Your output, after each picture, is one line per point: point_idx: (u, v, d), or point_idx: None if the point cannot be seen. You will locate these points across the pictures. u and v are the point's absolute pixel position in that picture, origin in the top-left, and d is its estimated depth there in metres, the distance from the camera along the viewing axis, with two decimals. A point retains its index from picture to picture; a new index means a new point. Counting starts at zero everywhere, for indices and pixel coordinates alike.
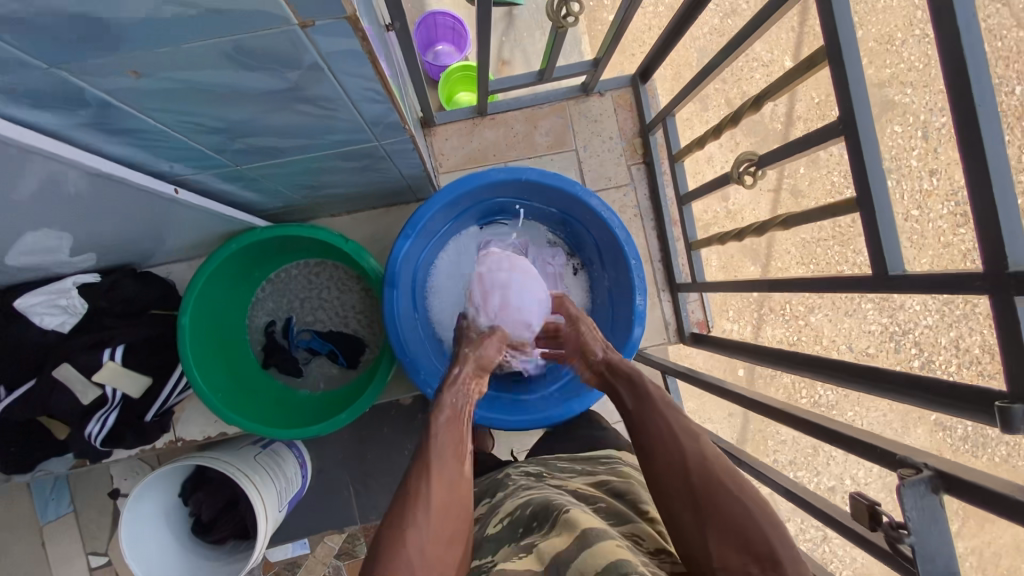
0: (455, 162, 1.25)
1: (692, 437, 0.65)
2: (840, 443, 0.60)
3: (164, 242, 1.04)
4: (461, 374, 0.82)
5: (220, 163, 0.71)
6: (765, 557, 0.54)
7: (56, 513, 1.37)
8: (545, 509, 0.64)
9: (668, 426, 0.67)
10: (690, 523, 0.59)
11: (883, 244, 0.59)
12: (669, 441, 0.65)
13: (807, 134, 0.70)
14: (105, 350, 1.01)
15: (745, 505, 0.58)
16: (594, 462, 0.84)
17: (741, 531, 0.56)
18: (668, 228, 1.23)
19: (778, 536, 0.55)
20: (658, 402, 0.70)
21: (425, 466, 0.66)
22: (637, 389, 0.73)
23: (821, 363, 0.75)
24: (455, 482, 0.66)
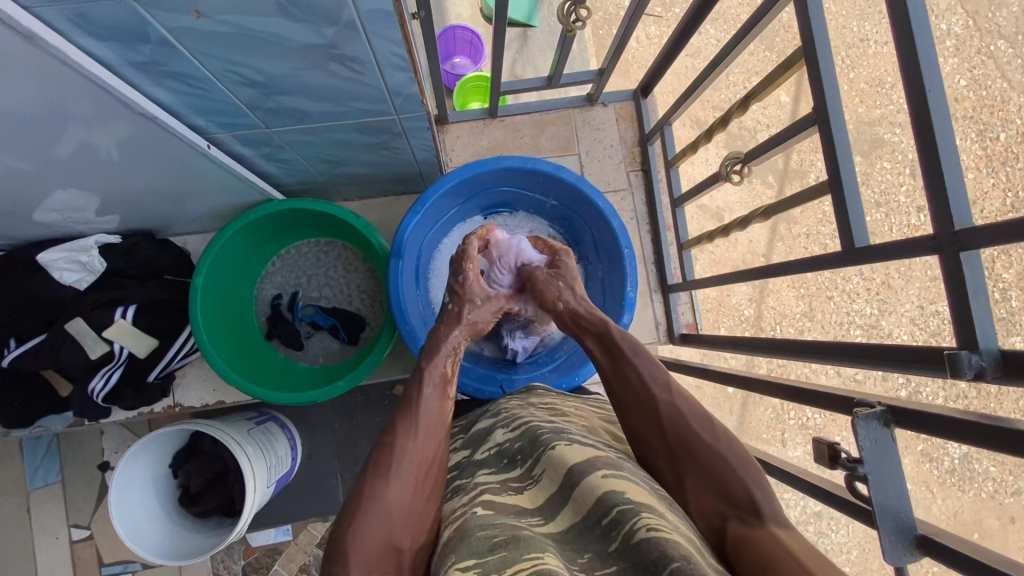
0: (464, 157, 1.33)
1: (666, 393, 0.71)
2: (809, 402, 0.65)
3: (185, 210, 1.10)
4: (456, 339, 0.86)
5: (252, 123, 0.79)
6: (739, 501, 0.59)
7: (44, 480, 1.38)
8: (533, 443, 0.67)
9: (638, 373, 0.74)
10: (668, 478, 0.65)
11: (850, 219, 0.67)
12: (644, 401, 0.70)
13: (787, 127, 0.78)
14: (117, 308, 1.06)
15: (720, 456, 0.63)
16: (587, 401, 0.90)
17: (718, 480, 0.61)
18: (663, 232, 1.30)
19: (753, 482, 0.60)
20: (628, 353, 0.78)
21: (412, 424, 0.71)
22: (613, 352, 0.79)
23: (797, 343, 0.80)
24: (437, 440, 0.71)
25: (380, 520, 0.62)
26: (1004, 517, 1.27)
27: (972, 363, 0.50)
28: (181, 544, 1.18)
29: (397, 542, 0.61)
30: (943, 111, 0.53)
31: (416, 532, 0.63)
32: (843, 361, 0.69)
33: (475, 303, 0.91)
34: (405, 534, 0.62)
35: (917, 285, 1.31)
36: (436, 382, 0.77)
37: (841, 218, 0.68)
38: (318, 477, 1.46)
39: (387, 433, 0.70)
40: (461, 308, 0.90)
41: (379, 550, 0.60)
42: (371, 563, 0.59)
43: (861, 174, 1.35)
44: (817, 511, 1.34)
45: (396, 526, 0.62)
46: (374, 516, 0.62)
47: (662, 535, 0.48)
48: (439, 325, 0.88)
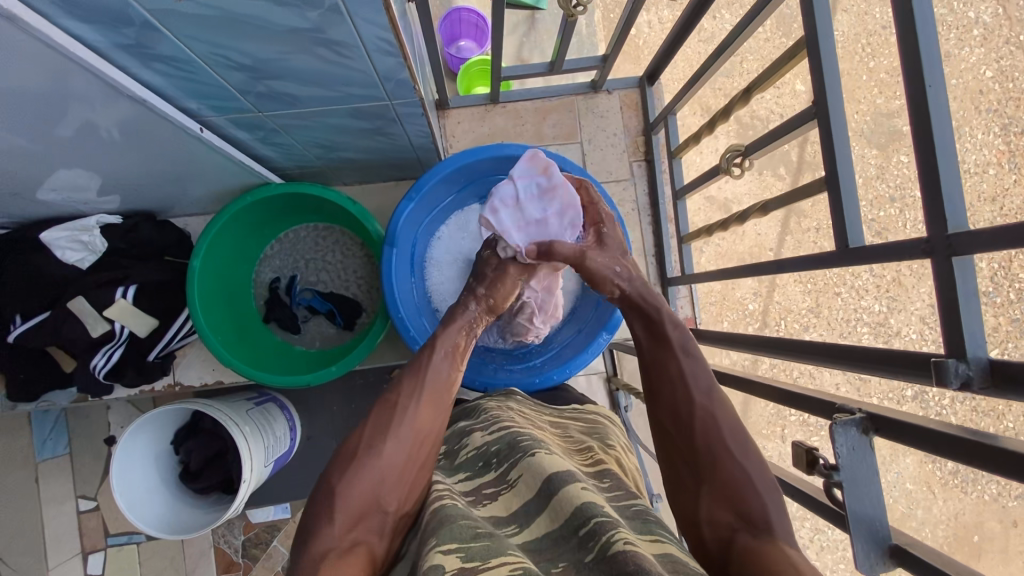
0: (465, 143, 1.31)
1: (705, 399, 0.69)
2: (792, 404, 0.64)
3: (186, 192, 1.11)
4: (472, 316, 0.86)
5: (243, 106, 0.78)
6: (756, 523, 0.58)
7: (52, 452, 1.42)
8: (510, 447, 0.66)
9: (681, 370, 0.72)
10: (689, 484, 0.65)
11: (845, 220, 0.65)
12: (680, 403, 0.69)
13: (786, 121, 0.75)
14: (118, 288, 1.07)
15: (741, 473, 0.62)
16: (563, 412, 0.88)
17: (735, 495, 0.61)
18: (664, 223, 1.28)
19: (773, 506, 0.59)
20: (676, 348, 0.75)
21: (415, 388, 0.73)
22: (658, 342, 0.77)
23: (789, 342, 0.78)
24: (439, 409, 0.73)
25: (371, 475, 0.63)
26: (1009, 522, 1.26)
27: (958, 373, 0.48)
28: (182, 519, 1.21)
29: (383, 503, 0.63)
30: (944, 110, 0.51)
31: (404, 498, 0.64)
32: (831, 362, 0.67)
33: (503, 287, 0.90)
34: (393, 496, 0.63)
35: (927, 283, 1.29)
36: (449, 352, 0.79)
37: (836, 219, 0.67)
38: (317, 457, 1.48)
39: (389, 392, 0.72)
40: (489, 291, 0.88)
41: (366, 506, 0.62)
42: (356, 515, 0.61)
43: (876, 168, 1.32)
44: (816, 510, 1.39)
45: (386, 485, 0.63)
46: (367, 472, 0.64)
47: (637, 550, 0.47)
48: (466, 303, 0.87)
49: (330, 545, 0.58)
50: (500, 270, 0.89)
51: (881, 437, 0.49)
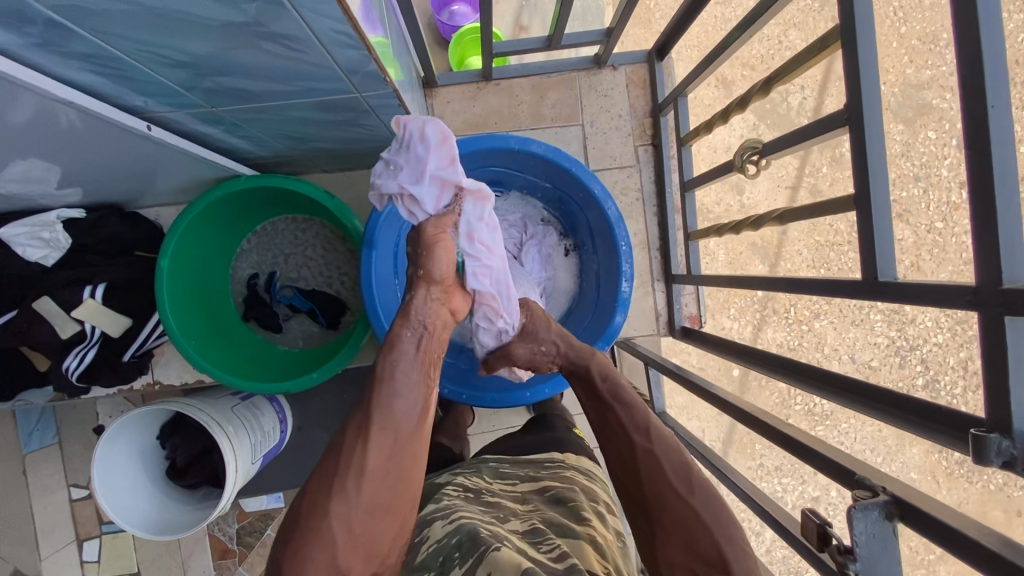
0: (454, 126, 1.21)
1: (645, 439, 0.65)
2: (791, 450, 0.60)
3: (153, 186, 1.03)
4: (425, 310, 0.71)
5: (193, 101, 0.70)
6: (714, 561, 0.55)
7: (40, 442, 1.40)
8: (470, 541, 0.61)
9: (618, 419, 0.69)
10: (643, 528, 0.61)
11: (876, 246, 0.58)
12: (622, 446, 0.66)
13: (811, 124, 0.67)
14: (86, 287, 1.01)
15: (688, 508, 0.58)
16: (538, 465, 0.84)
17: (687, 534, 0.57)
18: (670, 215, 1.18)
19: (727, 539, 0.56)
20: (610, 397, 0.72)
21: (363, 427, 0.61)
22: (597, 395, 0.73)
23: (807, 368, 0.74)
24: (394, 441, 0.62)
25: (323, 541, 0.57)
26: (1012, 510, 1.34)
27: (1000, 450, 0.43)
28: (172, 516, 1.20)
29: (344, 567, 0.57)
30: (1007, 135, 0.44)
31: (367, 556, 0.59)
32: (856, 405, 0.63)
33: (438, 248, 0.73)
34: (353, 558, 0.58)
35: (948, 268, 1.25)
36: (407, 368, 0.65)
37: (864, 246, 0.60)
38: (307, 450, 1.45)
39: (337, 433, 0.62)
40: (414, 264, 0.74)
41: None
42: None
43: (902, 145, 1.28)
44: (816, 497, 1.48)
45: (342, 551, 0.57)
46: (318, 538, 0.57)
47: None
48: (406, 296, 0.72)
49: None
50: (426, 235, 0.73)
51: (908, 527, 0.43)
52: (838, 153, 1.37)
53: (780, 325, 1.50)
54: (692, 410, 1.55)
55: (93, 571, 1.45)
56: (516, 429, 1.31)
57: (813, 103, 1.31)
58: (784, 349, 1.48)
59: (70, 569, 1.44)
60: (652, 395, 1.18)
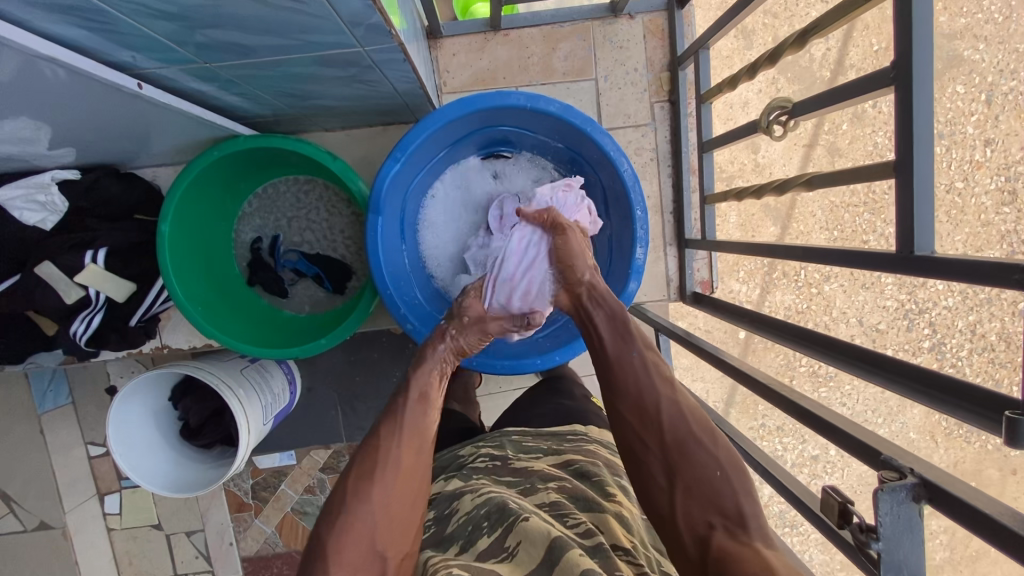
0: (460, 81, 1.15)
1: (668, 389, 0.66)
2: (809, 424, 0.61)
3: (148, 146, 0.99)
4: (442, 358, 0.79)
5: (185, 56, 0.65)
6: (731, 515, 0.56)
7: (55, 403, 1.42)
8: (499, 512, 0.65)
9: (643, 363, 0.68)
10: (660, 480, 0.60)
11: (915, 219, 0.56)
12: (646, 392, 0.65)
13: (851, 83, 0.63)
14: (87, 252, 0.98)
15: (714, 462, 0.59)
16: (560, 439, 0.83)
17: (709, 487, 0.58)
18: (685, 176, 1.14)
19: (745, 496, 0.57)
20: (635, 341, 0.71)
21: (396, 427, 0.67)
22: (622, 336, 0.71)
23: (829, 340, 0.74)
24: (422, 449, 0.67)
25: (363, 524, 0.59)
26: (1006, 469, 1.38)
27: None
28: (188, 475, 1.23)
29: (380, 550, 0.59)
30: None
31: (402, 542, 0.61)
32: (879, 380, 0.64)
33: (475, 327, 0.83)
34: (388, 542, 0.60)
35: (964, 230, 1.22)
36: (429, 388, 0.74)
37: (902, 216, 0.57)
38: (317, 410, 1.47)
39: (371, 437, 0.67)
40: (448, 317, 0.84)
41: (364, 557, 0.58)
42: (353, 566, 0.57)
43: None
44: (815, 455, 1.51)
45: (382, 533, 0.60)
46: (358, 521, 0.59)
47: None
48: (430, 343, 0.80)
49: None
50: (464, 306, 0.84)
51: (934, 509, 0.43)
52: (861, 110, 1.31)
53: (789, 288, 1.47)
54: (697, 371, 1.55)
55: (116, 524, 1.52)
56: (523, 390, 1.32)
57: (837, 54, 1.25)
58: (792, 311, 1.47)
59: (94, 521, 1.50)
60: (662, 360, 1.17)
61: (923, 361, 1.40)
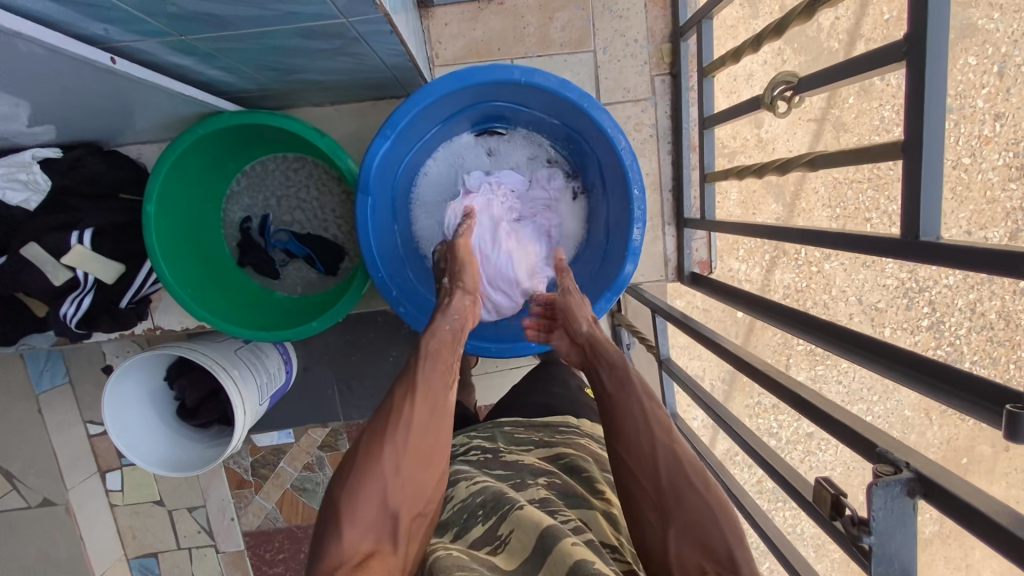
0: (454, 53, 1.10)
1: (665, 438, 0.64)
2: (805, 414, 0.60)
3: (131, 123, 0.96)
4: (454, 316, 0.75)
5: (158, 28, 0.62)
6: (723, 560, 0.55)
7: (51, 382, 1.42)
8: (495, 499, 0.65)
9: (641, 409, 0.66)
10: (653, 521, 0.59)
11: (922, 202, 0.54)
12: (644, 441, 0.63)
13: (862, 58, 0.60)
14: (73, 233, 0.96)
15: (709, 504, 0.58)
16: (552, 430, 0.83)
17: (702, 533, 0.57)
18: (685, 152, 1.10)
19: (737, 539, 0.56)
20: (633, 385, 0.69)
21: (410, 383, 0.64)
22: (622, 383, 0.70)
23: (828, 326, 0.73)
24: (438, 405, 0.64)
25: (374, 481, 0.58)
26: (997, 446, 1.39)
27: None
28: (186, 453, 1.23)
29: (392, 508, 0.58)
30: None
31: (414, 500, 0.60)
32: (879, 368, 0.63)
33: (468, 267, 0.82)
34: (401, 500, 0.59)
35: (968, 207, 1.19)
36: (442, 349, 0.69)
37: (908, 200, 0.55)
38: (314, 389, 1.48)
39: (385, 394, 0.65)
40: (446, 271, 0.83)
41: (375, 515, 0.57)
42: (364, 526, 0.56)
43: None
44: (809, 432, 1.52)
45: (393, 492, 0.58)
46: (370, 479, 0.58)
47: None
48: (441, 300, 0.78)
49: (341, 560, 0.55)
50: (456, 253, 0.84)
51: (928, 505, 0.43)
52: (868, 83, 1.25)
53: (789, 267, 1.48)
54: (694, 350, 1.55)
55: (118, 499, 1.55)
56: (519, 370, 1.32)
57: (849, 25, 1.19)
58: (791, 290, 1.48)
59: (97, 497, 1.52)
60: (658, 342, 1.16)
61: (922, 339, 1.37)
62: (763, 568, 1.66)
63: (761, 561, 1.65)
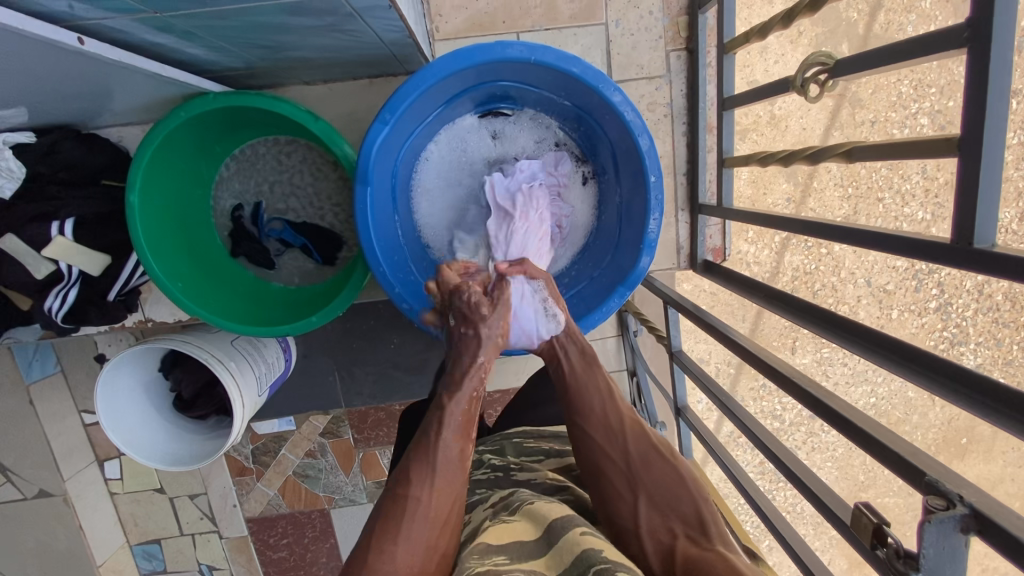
0: (455, 26, 1.02)
1: (630, 412, 0.69)
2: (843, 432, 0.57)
3: (109, 106, 0.89)
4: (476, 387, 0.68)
5: (129, 4, 0.55)
6: (693, 524, 0.59)
7: (42, 372, 1.38)
8: (507, 504, 0.64)
9: (603, 385, 0.71)
10: (623, 492, 0.62)
11: (978, 204, 0.49)
12: (610, 412, 0.67)
13: (912, 42, 0.55)
14: (52, 223, 0.90)
15: (676, 472, 0.63)
16: (564, 441, 0.80)
17: (672, 500, 0.61)
18: (701, 134, 1.04)
19: (706, 507, 0.60)
20: (596, 366, 0.74)
21: (425, 474, 0.59)
22: (588, 362, 0.74)
23: (867, 333, 0.71)
24: (453, 498, 0.60)
25: None
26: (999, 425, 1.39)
27: None
28: (184, 447, 1.20)
29: None
30: None
31: None
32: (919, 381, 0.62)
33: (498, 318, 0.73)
34: None
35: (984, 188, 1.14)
36: (459, 430, 0.64)
37: (960, 200, 0.51)
38: (315, 377, 1.44)
39: (394, 483, 0.60)
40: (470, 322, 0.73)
41: None
42: None
43: None
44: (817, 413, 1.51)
45: None
46: None
47: None
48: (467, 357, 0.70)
49: None
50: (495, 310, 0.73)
51: (983, 542, 0.41)
52: None
53: (799, 249, 1.43)
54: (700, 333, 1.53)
55: (118, 488, 1.53)
56: (525, 358, 1.29)
57: None
58: (800, 272, 1.42)
59: (95, 486, 1.50)
60: (669, 332, 1.13)
61: (929, 321, 1.35)
62: (762, 546, 1.67)
63: (760, 539, 1.67)
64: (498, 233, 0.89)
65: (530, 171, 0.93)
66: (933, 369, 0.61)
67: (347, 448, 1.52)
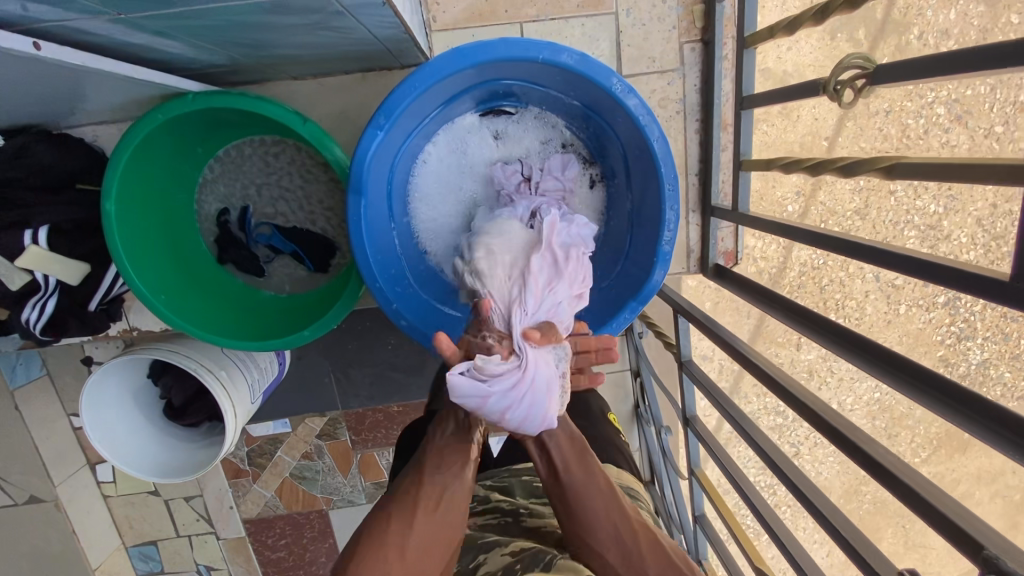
0: (454, 15, 0.95)
1: (635, 520, 0.63)
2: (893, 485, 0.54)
3: (80, 105, 0.82)
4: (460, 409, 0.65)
5: (90, 6, 0.48)
6: None
7: (27, 376, 1.33)
8: (532, 555, 0.62)
9: (603, 497, 0.63)
10: None
11: None
12: (619, 529, 0.62)
13: (968, 52, 0.49)
14: (25, 232, 0.85)
15: None
16: None
17: None
18: (716, 131, 0.98)
19: None
20: (594, 471, 0.65)
21: (420, 469, 0.64)
22: (586, 468, 0.65)
23: (868, 344, 0.67)
24: (442, 496, 0.62)
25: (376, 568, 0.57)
26: None
27: None
28: (175, 457, 1.16)
29: None
30: None
31: None
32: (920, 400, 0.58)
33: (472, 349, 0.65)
34: None
35: None
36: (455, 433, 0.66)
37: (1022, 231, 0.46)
38: (311, 379, 1.40)
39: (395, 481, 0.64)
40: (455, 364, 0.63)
41: None
42: None
43: (979, 32, 1.06)
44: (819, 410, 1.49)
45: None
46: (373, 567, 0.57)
47: None
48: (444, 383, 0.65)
49: None
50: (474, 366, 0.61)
51: None
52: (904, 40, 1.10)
53: None
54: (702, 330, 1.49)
55: (111, 490, 1.50)
56: None
57: None
58: (807, 267, 1.34)
59: (87, 490, 1.47)
60: (679, 340, 1.08)
61: (936, 316, 1.33)
62: (761, 540, 1.67)
63: (759, 533, 1.66)
64: (539, 274, 0.71)
65: (583, 236, 0.81)
66: (941, 392, 0.56)
67: (344, 450, 1.49)
